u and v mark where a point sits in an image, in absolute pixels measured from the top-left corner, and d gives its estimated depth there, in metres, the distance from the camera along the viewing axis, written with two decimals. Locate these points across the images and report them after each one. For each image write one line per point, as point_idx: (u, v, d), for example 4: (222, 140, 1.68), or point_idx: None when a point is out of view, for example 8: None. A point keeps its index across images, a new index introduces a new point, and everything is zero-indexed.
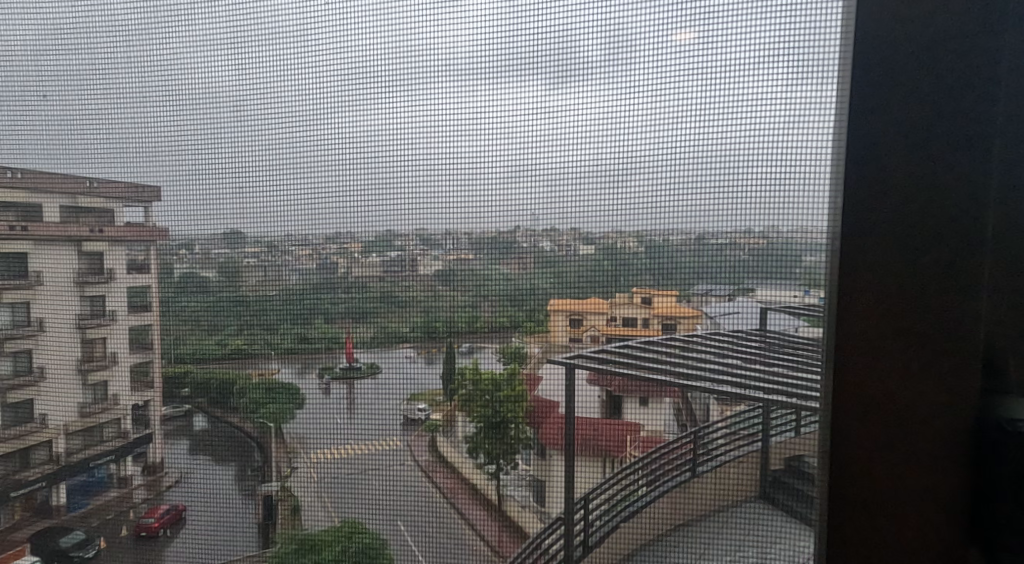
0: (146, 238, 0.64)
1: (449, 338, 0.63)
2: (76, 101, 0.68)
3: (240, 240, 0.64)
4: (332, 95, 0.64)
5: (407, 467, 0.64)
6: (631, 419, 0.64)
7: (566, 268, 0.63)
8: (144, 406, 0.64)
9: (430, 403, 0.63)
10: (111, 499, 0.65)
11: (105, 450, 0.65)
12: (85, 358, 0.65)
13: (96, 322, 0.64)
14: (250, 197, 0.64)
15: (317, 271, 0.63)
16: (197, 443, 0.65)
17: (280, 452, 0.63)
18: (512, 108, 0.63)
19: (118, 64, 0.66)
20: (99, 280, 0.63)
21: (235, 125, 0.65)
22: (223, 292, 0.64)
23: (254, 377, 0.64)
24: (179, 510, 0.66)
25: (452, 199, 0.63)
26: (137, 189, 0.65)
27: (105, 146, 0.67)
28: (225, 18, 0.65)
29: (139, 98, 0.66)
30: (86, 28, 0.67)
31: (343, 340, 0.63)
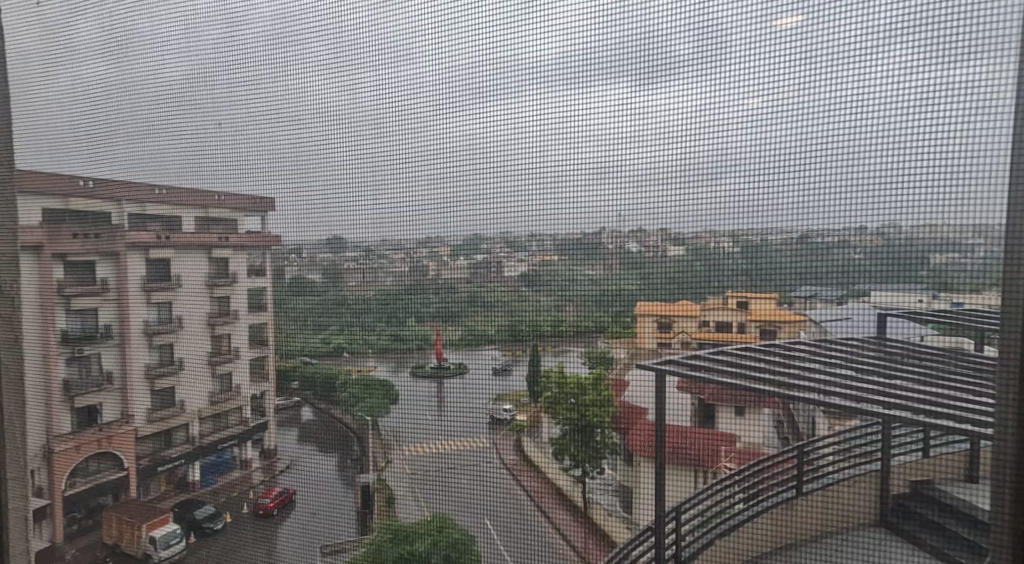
0: (260, 244, 0.71)
1: (534, 340, 0.64)
2: (208, 126, 0.77)
3: (342, 246, 0.69)
4: (427, 107, 0.67)
5: (495, 465, 0.66)
6: (725, 430, 0.61)
7: (654, 269, 0.62)
8: (261, 396, 0.72)
9: (515, 404, 0.63)
10: (235, 478, 0.73)
11: (230, 434, 0.73)
12: (214, 351, 0.74)
13: (222, 320, 0.73)
14: (352, 205, 0.69)
15: (411, 274, 0.67)
16: (304, 433, 0.70)
17: (377, 446, 0.68)
18: (598, 108, 0.63)
19: (244, 92, 0.75)
20: (226, 282, 0.72)
21: (340, 139, 0.70)
22: (326, 293, 0.70)
23: (353, 372, 0.68)
24: (288, 493, 0.72)
25: (540, 202, 0.64)
26: (256, 201, 0.73)
27: (229, 165, 0.76)
28: (332, 43, 0.72)
29: (257, 120, 0.74)
30: (218, 63, 0.77)
31: (433, 339, 0.66)
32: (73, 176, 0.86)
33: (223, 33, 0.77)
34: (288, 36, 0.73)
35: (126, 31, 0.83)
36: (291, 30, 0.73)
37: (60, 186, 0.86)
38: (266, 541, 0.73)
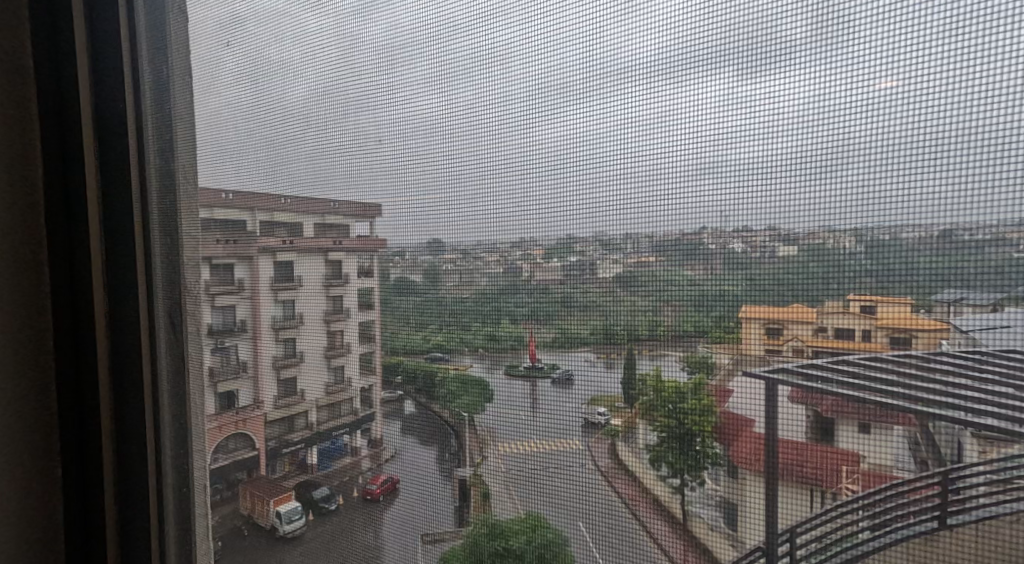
0: (372, 248, 0.77)
1: (631, 343, 0.61)
2: (323, 140, 0.82)
3: (441, 248, 0.71)
4: (522, 112, 0.67)
5: (588, 469, 0.64)
6: (849, 448, 0.55)
7: (762, 270, 0.57)
8: (368, 388, 0.77)
9: (610, 408, 0.62)
10: (347, 463, 0.79)
11: (342, 423, 0.80)
12: (328, 346, 0.80)
13: (336, 316, 0.79)
14: (453, 211, 0.71)
15: (505, 275, 0.67)
16: (407, 425, 0.74)
17: (473, 442, 0.69)
18: (700, 102, 0.59)
19: (353, 107, 0.78)
20: (339, 282, 0.79)
21: (436, 152, 0.72)
22: (427, 292, 0.72)
23: (451, 370, 0.71)
24: (393, 482, 0.76)
25: (637, 204, 0.62)
26: (364, 207, 0.77)
27: (339, 175, 0.80)
28: (431, 56, 0.72)
29: (363, 134, 0.78)
30: (332, 80, 0.80)
31: (527, 340, 0.66)
32: (212, 191, 0.94)
33: (333, 50, 0.80)
34: (394, 51, 0.75)
35: (261, 59, 0.88)
36: (397, 45, 0.75)
37: (206, 199, 0.94)
38: (373, 524, 0.78)
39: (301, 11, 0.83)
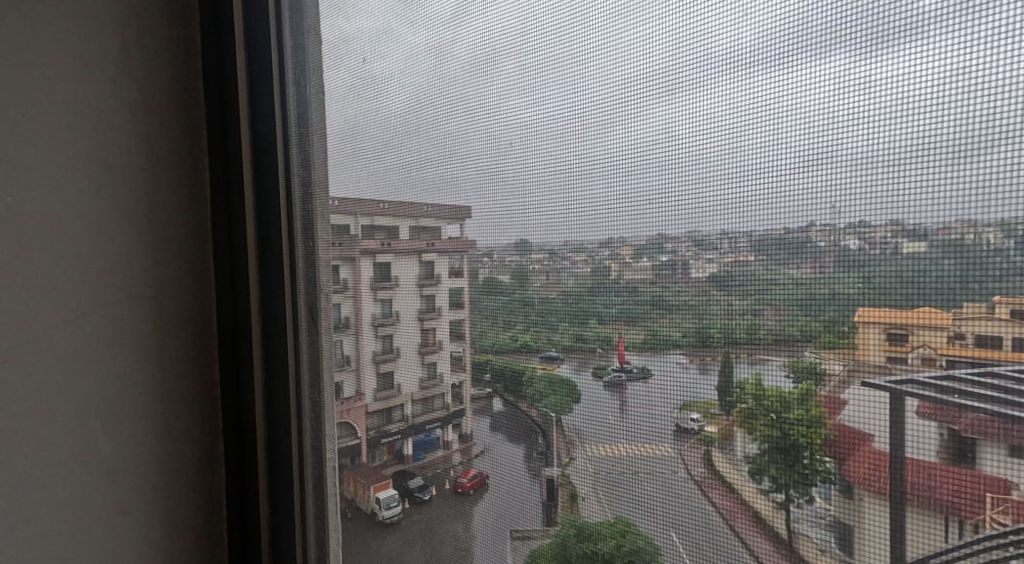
0: (462, 248, 0.78)
1: (728, 346, 0.58)
2: (417, 146, 0.84)
3: (528, 248, 0.71)
4: (613, 107, 0.65)
5: (681, 476, 0.61)
6: (993, 474, 0.49)
7: (884, 271, 0.52)
8: (459, 385, 0.79)
9: (705, 414, 0.59)
10: (439, 456, 0.82)
11: (436, 416, 0.82)
12: (422, 343, 0.83)
13: (430, 315, 0.82)
14: (542, 213, 0.70)
15: (593, 275, 0.66)
16: (496, 422, 0.75)
17: (561, 442, 0.69)
18: (812, 86, 0.55)
19: (447, 114, 0.80)
20: (432, 282, 0.82)
21: (527, 155, 0.71)
22: (514, 292, 0.73)
23: (539, 369, 0.71)
24: (483, 478, 0.77)
25: (738, 200, 0.58)
26: (456, 210, 0.79)
27: (433, 179, 0.82)
28: (523, 62, 0.72)
29: (454, 140, 0.79)
30: (428, 89, 0.82)
31: (615, 341, 0.64)
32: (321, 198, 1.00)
33: (428, 62, 0.82)
34: (487, 58, 0.75)
35: (365, 74, 0.92)
36: (488, 51, 0.75)
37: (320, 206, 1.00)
38: (465, 518, 0.80)
39: (401, 29, 0.86)
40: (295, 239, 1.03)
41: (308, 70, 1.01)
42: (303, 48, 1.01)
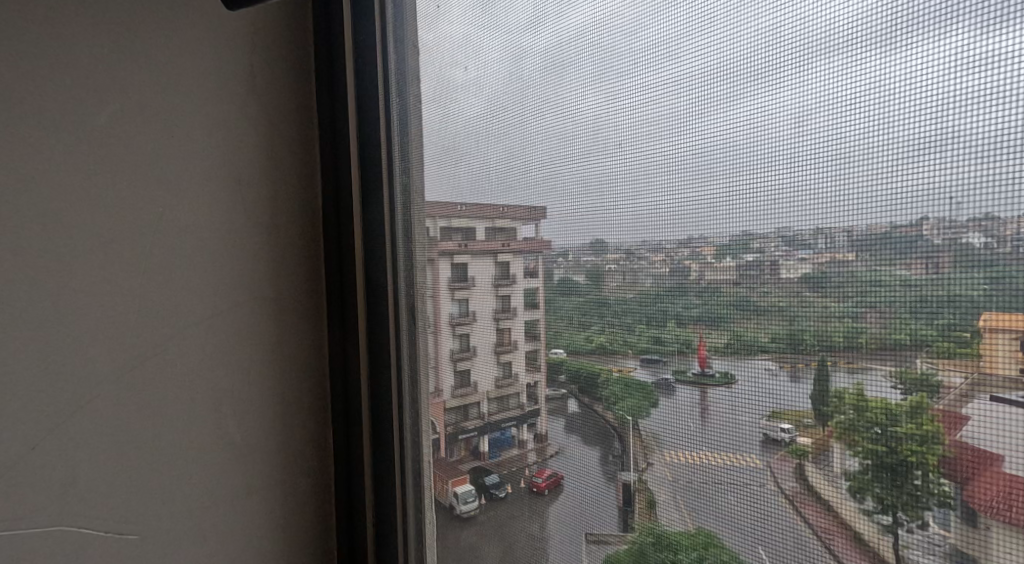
0: (537, 249, 0.77)
1: (823, 353, 0.55)
2: (491, 147, 0.84)
3: (603, 248, 0.70)
4: (697, 100, 0.63)
5: (770, 490, 0.59)
6: None
7: (1012, 273, 0.48)
8: (535, 385, 0.79)
9: (796, 424, 0.56)
10: (515, 454, 0.82)
11: (512, 415, 0.83)
12: (499, 342, 0.84)
13: (505, 315, 0.83)
14: (620, 211, 0.69)
15: (671, 276, 0.64)
16: (571, 423, 0.74)
17: (637, 446, 0.67)
18: (922, 68, 0.51)
19: (524, 115, 0.79)
20: (508, 282, 0.82)
21: (607, 154, 0.70)
22: (590, 293, 0.71)
23: (614, 372, 0.69)
24: (557, 478, 0.76)
25: (835, 194, 0.55)
26: (531, 210, 0.79)
27: (508, 180, 0.82)
28: (602, 59, 0.71)
29: (529, 141, 0.79)
30: (506, 91, 0.82)
31: (696, 344, 0.62)
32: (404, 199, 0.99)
33: (505, 65, 0.82)
34: (567, 57, 0.74)
35: (440, 81, 0.93)
36: (566, 51, 0.74)
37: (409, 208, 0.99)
38: (539, 517, 0.79)
39: (479, 32, 0.86)
40: (394, 237, 1.01)
41: (398, 70, 1.00)
42: (397, 42, 1.00)
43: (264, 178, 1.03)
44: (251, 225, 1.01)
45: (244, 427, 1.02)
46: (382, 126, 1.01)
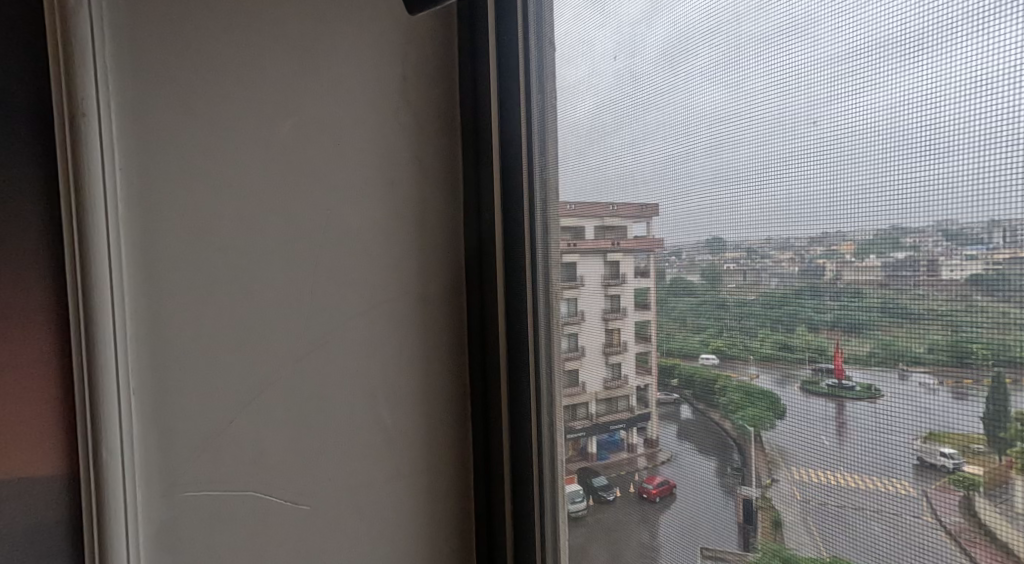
0: (649, 247, 0.75)
1: (998, 369, 0.48)
2: (603, 142, 0.82)
3: (722, 246, 0.66)
4: (825, 86, 0.58)
5: (927, 524, 0.52)
6: None
7: None
8: (645, 388, 0.76)
9: (962, 450, 0.50)
10: (623, 457, 0.81)
11: (620, 418, 0.81)
12: (607, 343, 0.82)
13: (615, 315, 0.81)
14: (738, 209, 0.65)
15: (801, 276, 0.59)
16: (684, 431, 0.71)
17: (760, 460, 0.63)
18: None
19: (635, 112, 0.77)
20: (618, 282, 0.80)
21: (722, 147, 0.66)
22: (706, 294, 0.68)
23: (733, 379, 0.65)
24: (670, 486, 0.73)
25: (996, 185, 0.48)
26: (642, 208, 0.76)
27: (619, 176, 0.79)
28: (717, 48, 0.67)
29: (641, 138, 0.76)
30: (616, 86, 0.80)
31: (831, 353, 0.57)
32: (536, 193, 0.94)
33: (614, 61, 0.80)
34: (684, 47, 0.70)
35: (567, 79, 0.88)
36: (677, 41, 0.71)
37: (544, 206, 0.93)
38: (649, 524, 0.77)
39: (591, 33, 0.83)
40: (535, 236, 0.94)
41: (539, 62, 0.93)
42: (537, 32, 0.94)
43: (413, 179, 1.02)
44: (401, 224, 1.01)
45: (398, 423, 1.02)
46: (522, 121, 0.96)
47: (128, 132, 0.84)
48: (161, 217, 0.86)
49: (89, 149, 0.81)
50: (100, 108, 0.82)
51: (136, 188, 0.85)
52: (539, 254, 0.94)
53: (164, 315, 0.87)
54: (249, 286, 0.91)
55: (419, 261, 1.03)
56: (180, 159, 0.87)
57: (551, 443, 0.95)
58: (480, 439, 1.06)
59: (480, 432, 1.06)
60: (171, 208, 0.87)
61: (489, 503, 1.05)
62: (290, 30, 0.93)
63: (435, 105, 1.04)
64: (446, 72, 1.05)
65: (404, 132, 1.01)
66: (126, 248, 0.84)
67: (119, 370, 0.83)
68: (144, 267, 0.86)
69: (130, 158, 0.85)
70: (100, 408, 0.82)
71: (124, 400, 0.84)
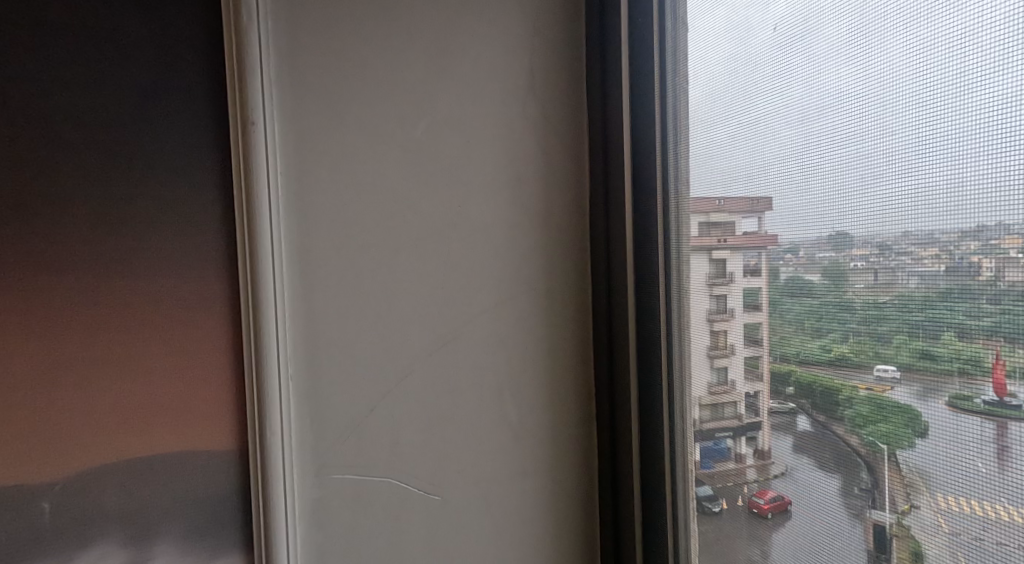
0: (759, 244, 0.70)
1: None
2: (722, 129, 0.76)
3: (847, 242, 0.60)
4: (980, 63, 0.51)
5: None
6: None
7: None
8: (755, 395, 0.72)
9: None
10: (731, 468, 0.77)
11: (726, 425, 0.77)
12: (712, 345, 0.79)
13: (721, 316, 0.77)
14: (866, 201, 0.59)
15: (948, 276, 0.53)
16: (801, 443, 0.66)
17: (896, 481, 0.57)
18: None
19: (750, 97, 0.71)
20: (724, 281, 0.76)
21: (847, 132, 0.60)
22: (828, 295, 0.62)
23: (861, 390, 0.59)
24: (785, 503, 0.69)
25: None
26: (753, 202, 0.72)
27: (730, 169, 0.75)
28: (845, 23, 0.60)
29: (756, 126, 0.71)
30: (734, 70, 0.74)
31: (990, 365, 0.50)
32: (669, 193, 0.84)
33: (729, 43, 0.74)
34: (805, 24, 0.64)
35: (699, 65, 0.79)
36: (798, 17, 0.65)
37: (679, 204, 0.82)
38: (760, 541, 0.72)
39: (701, 16, 0.78)
40: (671, 238, 0.84)
41: (675, 47, 0.83)
42: (672, 11, 0.83)
43: (541, 177, 0.94)
44: (527, 224, 0.94)
45: (525, 421, 0.95)
46: (657, 111, 0.84)
47: (287, 111, 0.82)
48: (314, 200, 0.84)
49: (254, 132, 0.80)
50: (264, 89, 0.80)
51: (293, 170, 0.83)
52: (674, 258, 0.83)
53: (315, 299, 0.84)
54: (389, 278, 0.87)
55: (546, 262, 0.95)
56: (330, 140, 0.84)
57: (681, 468, 0.84)
58: (607, 460, 0.96)
59: (608, 444, 0.95)
60: (323, 190, 0.84)
61: (617, 530, 0.95)
62: (421, 22, 0.88)
63: (562, 96, 0.95)
64: (574, 59, 0.96)
65: (531, 125, 0.94)
66: (284, 229, 0.83)
67: (279, 354, 0.82)
68: (298, 251, 0.83)
69: (288, 139, 0.82)
70: (263, 391, 0.82)
71: (282, 383, 0.83)
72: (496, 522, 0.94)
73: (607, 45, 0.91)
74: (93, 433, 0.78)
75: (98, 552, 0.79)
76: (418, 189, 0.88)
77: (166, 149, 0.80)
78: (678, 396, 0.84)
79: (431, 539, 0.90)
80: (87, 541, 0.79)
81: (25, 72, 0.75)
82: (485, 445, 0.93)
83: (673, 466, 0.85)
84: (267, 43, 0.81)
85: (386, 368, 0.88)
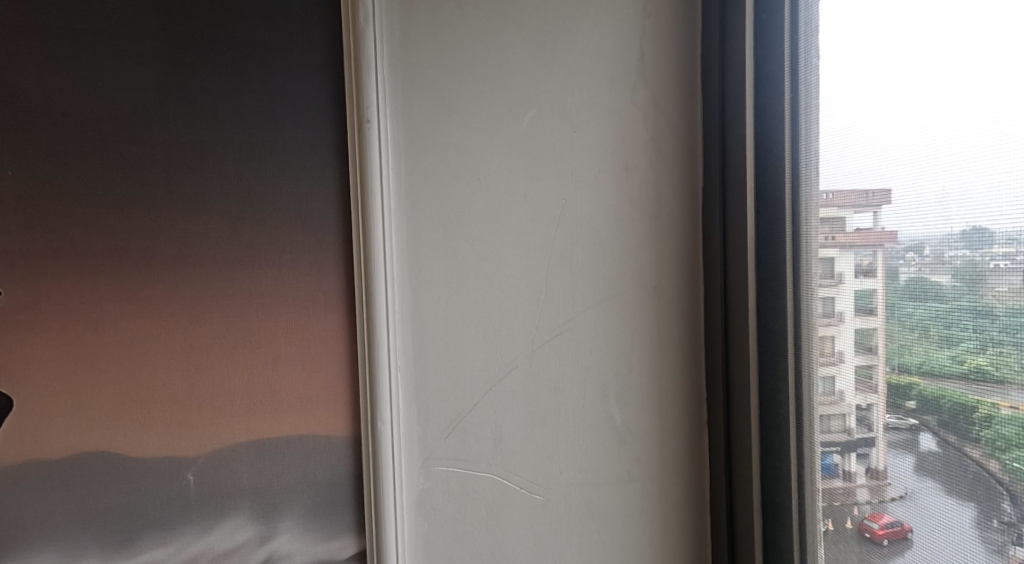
0: (875, 242, 0.68)
1: None
2: (856, 113, 0.70)
3: (986, 238, 0.57)
4: None
5: None
6: None
7: None
8: (868, 409, 0.70)
9: None
10: (838, 486, 0.74)
11: (834, 440, 0.74)
12: (818, 352, 0.76)
13: (828, 321, 0.74)
14: (1002, 193, 0.56)
15: None
16: (924, 464, 0.64)
17: None
18: None
19: (868, 88, 0.68)
20: (832, 283, 0.73)
21: (979, 123, 0.58)
22: (960, 299, 0.59)
23: (1004, 407, 0.57)
24: (904, 529, 0.66)
25: None
26: (867, 194, 0.69)
27: (848, 160, 0.71)
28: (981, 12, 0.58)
29: (874, 117, 0.68)
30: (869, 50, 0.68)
31: None
32: (800, 182, 0.77)
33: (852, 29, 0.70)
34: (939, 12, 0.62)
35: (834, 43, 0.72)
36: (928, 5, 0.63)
37: (808, 195, 0.76)
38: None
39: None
40: (807, 229, 0.76)
41: (807, 23, 0.75)
42: None
43: (651, 168, 0.89)
44: (638, 218, 0.89)
45: (631, 424, 0.90)
46: (786, 90, 0.78)
47: (400, 104, 0.83)
48: (423, 192, 0.84)
49: (367, 129, 0.81)
50: (378, 85, 0.81)
51: (404, 162, 0.83)
52: (809, 253, 0.76)
53: (422, 291, 0.84)
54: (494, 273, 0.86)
55: (655, 257, 0.90)
56: (439, 132, 0.84)
57: (811, 483, 0.77)
58: (721, 476, 0.89)
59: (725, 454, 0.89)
60: (430, 183, 0.84)
61: (733, 544, 0.89)
62: (534, 11, 0.86)
63: (676, 78, 0.89)
64: (689, 38, 0.89)
65: (643, 112, 0.88)
66: (395, 221, 0.83)
67: (390, 346, 0.83)
68: (407, 243, 0.84)
69: (400, 133, 0.83)
70: (376, 385, 0.82)
71: (392, 375, 0.83)
72: (601, 528, 0.90)
73: (730, 20, 0.84)
74: (227, 417, 0.82)
75: (228, 527, 0.83)
76: (525, 182, 0.86)
77: (291, 147, 0.83)
78: (811, 408, 0.77)
79: (536, 539, 0.88)
80: (220, 517, 0.82)
81: (172, 75, 0.80)
82: (589, 446, 0.89)
83: (801, 481, 0.79)
84: (382, 37, 0.81)
85: (488, 363, 0.86)
